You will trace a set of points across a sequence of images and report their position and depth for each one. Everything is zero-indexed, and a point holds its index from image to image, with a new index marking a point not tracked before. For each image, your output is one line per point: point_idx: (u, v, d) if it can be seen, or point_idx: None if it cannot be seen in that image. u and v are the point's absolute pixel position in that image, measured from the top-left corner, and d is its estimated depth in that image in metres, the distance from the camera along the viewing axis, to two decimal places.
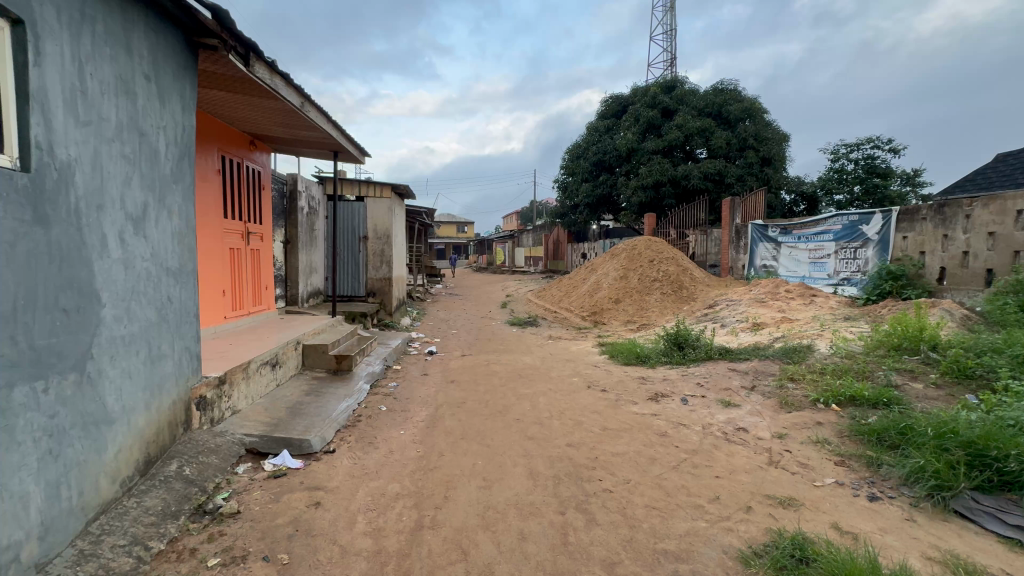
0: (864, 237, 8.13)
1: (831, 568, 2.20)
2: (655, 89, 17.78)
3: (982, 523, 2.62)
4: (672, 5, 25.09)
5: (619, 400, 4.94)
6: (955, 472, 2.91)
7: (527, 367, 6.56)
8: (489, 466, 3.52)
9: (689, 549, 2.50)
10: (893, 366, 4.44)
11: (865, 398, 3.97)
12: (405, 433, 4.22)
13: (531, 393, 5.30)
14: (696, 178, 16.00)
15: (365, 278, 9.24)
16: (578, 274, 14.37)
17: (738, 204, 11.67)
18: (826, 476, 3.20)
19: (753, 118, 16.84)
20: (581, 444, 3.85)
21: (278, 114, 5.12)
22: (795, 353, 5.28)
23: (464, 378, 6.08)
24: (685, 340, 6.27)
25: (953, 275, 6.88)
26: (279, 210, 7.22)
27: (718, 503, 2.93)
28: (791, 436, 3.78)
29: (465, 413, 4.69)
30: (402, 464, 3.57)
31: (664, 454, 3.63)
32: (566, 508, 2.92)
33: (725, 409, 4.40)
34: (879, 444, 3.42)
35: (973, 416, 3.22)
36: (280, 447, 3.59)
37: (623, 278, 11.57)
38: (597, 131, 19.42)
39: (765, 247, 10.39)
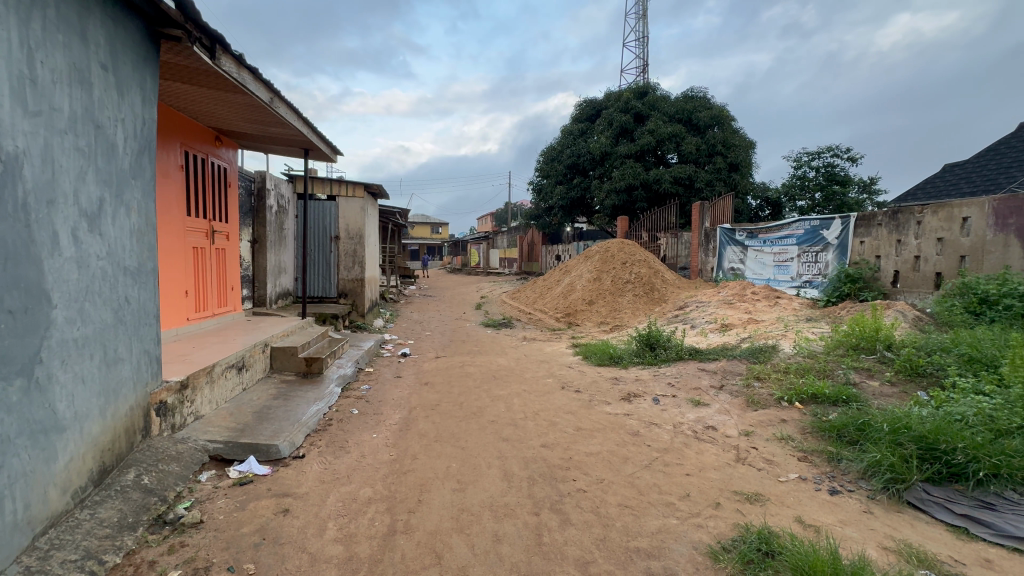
0: (825, 241, 8.48)
1: (795, 560, 2.27)
2: (628, 95, 18.11)
3: (933, 513, 2.78)
4: (644, 13, 25.64)
5: (593, 401, 4.99)
6: (908, 465, 3.06)
7: (502, 368, 6.55)
8: (464, 468, 3.50)
9: (660, 546, 2.54)
10: (851, 364, 4.65)
11: (826, 396, 4.14)
12: (378, 436, 4.15)
13: (506, 395, 5.30)
14: (667, 182, 16.36)
15: (336, 279, 9.05)
16: (553, 275, 14.46)
17: (707, 208, 11.99)
18: (790, 471, 3.32)
19: (722, 125, 17.34)
20: (556, 444, 3.87)
21: (245, 109, 4.96)
22: (761, 353, 5.45)
23: (438, 380, 6.03)
24: (657, 340, 6.38)
25: (906, 278, 7.25)
26: (246, 209, 7.00)
27: (689, 500, 2.99)
28: (757, 433, 3.91)
29: (439, 416, 4.65)
30: (375, 468, 3.51)
31: (636, 453, 3.68)
32: (540, 509, 2.93)
33: (695, 408, 4.51)
34: (839, 440, 3.57)
35: (924, 412, 3.40)
36: (246, 453, 3.46)
37: (596, 279, 11.70)
38: (571, 134, 19.62)
39: (732, 250, 10.72)
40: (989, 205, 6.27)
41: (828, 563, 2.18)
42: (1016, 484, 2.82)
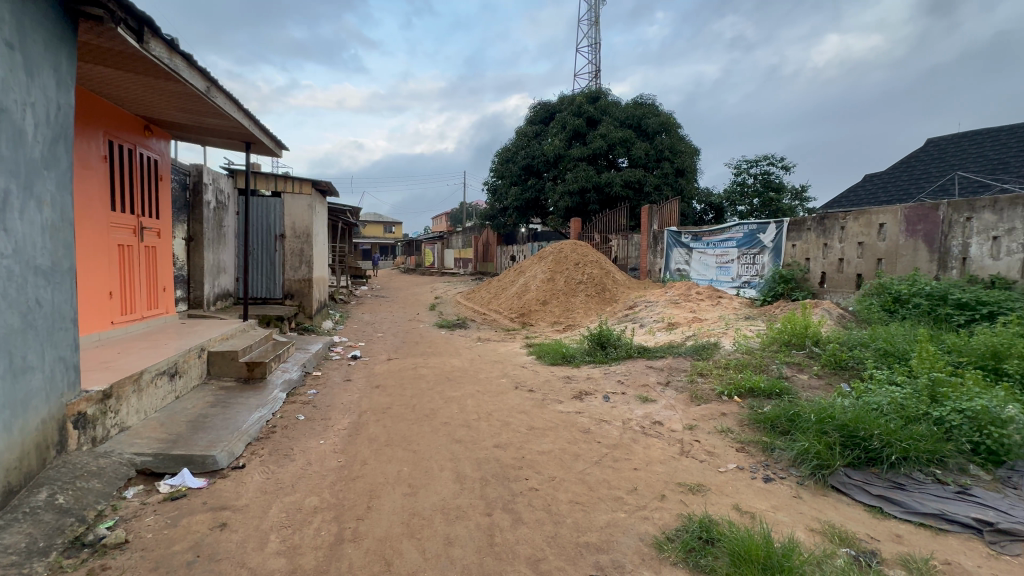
0: (761, 244, 9.03)
1: (732, 546, 2.40)
2: (581, 99, 18.48)
3: (853, 495, 3.03)
4: (597, 19, 26.27)
5: (545, 399, 5.06)
6: (831, 451, 3.31)
7: (455, 370, 6.49)
8: (416, 472, 3.44)
9: (609, 540, 2.62)
10: (784, 359, 4.98)
11: (761, 389, 4.41)
12: (325, 442, 4.00)
13: (459, 396, 5.25)
14: (618, 185, 16.85)
15: (282, 279, 8.64)
16: (507, 276, 14.52)
17: (655, 212, 12.44)
18: (728, 462, 3.51)
19: (669, 132, 18.04)
20: (509, 444, 3.89)
21: (179, 98, 4.64)
22: (704, 350, 5.72)
23: (389, 382, 5.88)
24: (607, 339, 6.54)
25: (832, 279, 7.85)
26: (180, 204, 6.55)
27: (636, 493, 3.09)
28: (700, 427, 4.10)
29: (391, 419, 4.55)
30: (323, 476, 3.38)
31: (587, 450, 3.77)
32: (492, 509, 2.93)
33: (643, 404, 4.67)
34: (772, 430, 3.80)
35: (846, 402, 3.68)
36: (179, 466, 3.24)
37: (550, 280, 11.85)
38: (525, 136, 19.79)
39: (679, 252, 11.19)
40: (901, 212, 6.91)
41: (762, 546, 2.33)
42: (922, 466, 3.14)
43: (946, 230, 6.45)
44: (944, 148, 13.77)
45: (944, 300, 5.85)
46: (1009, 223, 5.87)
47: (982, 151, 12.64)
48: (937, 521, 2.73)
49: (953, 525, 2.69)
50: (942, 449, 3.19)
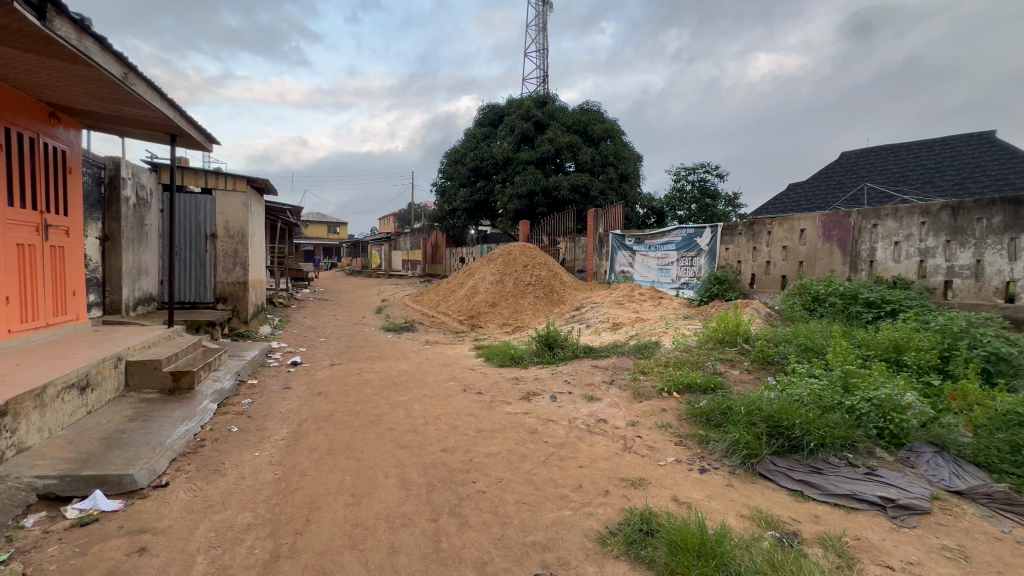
0: (698, 247, 9.54)
1: (670, 537, 2.51)
2: (529, 103, 18.74)
3: (777, 481, 3.26)
4: (545, 26, 26.75)
5: (493, 401, 5.07)
6: (759, 441, 3.54)
7: (402, 374, 6.35)
8: (359, 481, 3.33)
9: (554, 537, 2.66)
10: (718, 356, 5.28)
11: (698, 385, 4.65)
12: (260, 454, 3.78)
13: (406, 400, 5.15)
14: (565, 189, 17.21)
15: (212, 282, 8.09)
16: (456, 278, 14.41)
17: (600, 215, 12.81)
18: (668, 455, 3.67)
19: (614, 138, 18.63)
20: (456, 448, 3.85)
21: (93, 85, 4.26)
22: (645, 349, 5.94)
23: (332, 389, 5.64)
24: (555, 340, 6.64)
25: (760, 280, 8.43)
26: (93, 199, 5.97)
27: (581, 490, 3.16)
28: (642, 422, 4.26)
29: (333, 427, 4.37)
30: (257, 490, 3.20)
31: (533, 450, 3.81)
32: (439, 514, 2.89)
33: (589, 403, 4.79)
34: (707, 423, 4.01)
35: (772, 394, 3.95)
36: (90, 487, 2.95)
37: (499, 281, 11.89)
38: (474, 138, 19.79)
39: (623, 254, 11.59)
40: (819, 219, 7.55)
41: (696, 534, 2.44)
42: (836, 451, 3.43)
43: (857, 235, 7.10)
44: (855, 161, 15.16)
45: (855, 299, 6.44)
46: (908, 230, 6.56)
47: (886, 165, 14.06)
48: (849, 501, 2.99)
49: (862, 504, 2.96)
50: (853, 435, 3.49)
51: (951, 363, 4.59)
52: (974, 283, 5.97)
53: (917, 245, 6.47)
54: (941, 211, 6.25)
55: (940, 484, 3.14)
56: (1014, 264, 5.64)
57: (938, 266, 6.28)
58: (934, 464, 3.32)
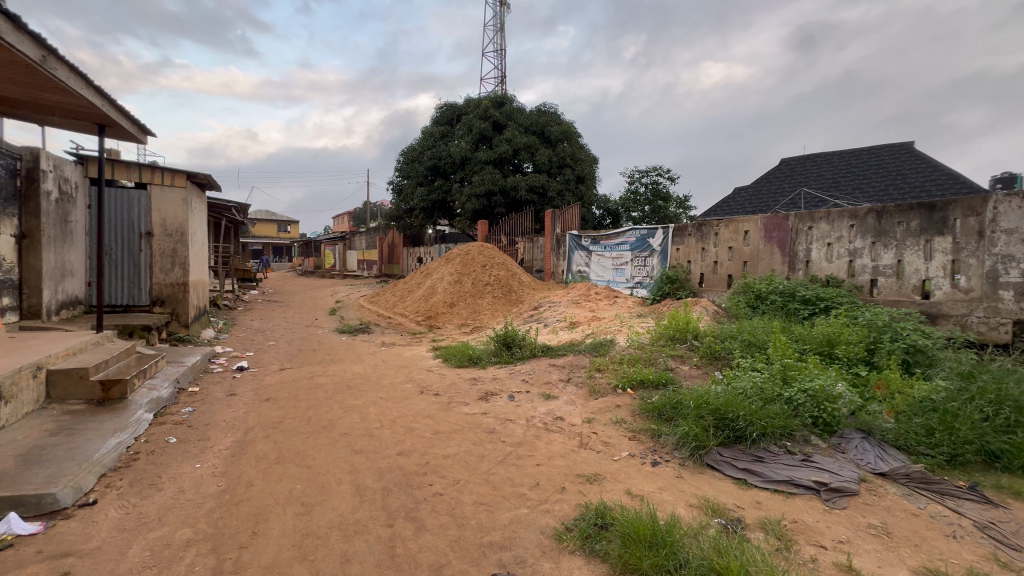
0: (650, 248, 9.85)
1: (623, 529, 2.57)
2: (487, 103, 18.73)
3: (723, 470, 3.43)
4: (502, 27, 26.83)
5: (451, 402, 5.02)
6: (707, 433, 3.70)
7: (356, 377, 6.18)
8: (310, 489, 3.21)
9: (511, 537, 2.67)
10: (669, 353, 5.47)
11: (650, 381, 4.79)
12: (202, 465, 3.57)
13: (360, 404, 5.01)
14: (523, 190, 17.32)
15: (148, 283, 7.55)
16: (413, 278, 14.18)
17: (557, 216, 12.98)
18: (622, 450, 3.77)
19: (571, 140, 18.91)
20: (412, 451, 3.79)
21: (6, 68, 3.88)
22: (601, 347, 6.08)
23: (282, 395, 5.41)
24: (513, 340, 6.67)
25: (708, 279, 8.81)
26: (6, 193, 5.43)
27: (538, 488, 3.19)
28: (597, 419, 4.36)
29: (283, 434, 4.19)
30: (198, 504, 3.02)
31: (491, 450, 3.81)
32: (394, 519, 2.83)
33: (546, 401, 4.85)
34: (658, 417, 4.15)
35: (718, 388, 4.13)
36: (4, 510, 2.69)
37: (457, 281, 11.80)
38: (432, 136, 19.57)
39: (580, 255, 11.80)
40: (761, 221, 7.99)
41: (648, 525, 2.52)
42: (776, 440, 3.63)
43: (794, 237, 7.57)
44: (792, 166, 16.13)
45: (793, 297, 6.86)
46: (839, 232, 7.05)
47: (820, 171, 15.05)
48: (787, 487, 3.19)
49: (799, 488, 3.16)
50: (791, 424, 3.72)
51: (876, 355, 4.98)
52: (896, 282, 6.50)
53: (847, 246, 6.97)
54: (867, 215, 6.77)
55: (866, 467, 3.41)
56: (929, 264, 6.20)
57: (865, 266, 6.79)
58: (862, 449, 3.59)
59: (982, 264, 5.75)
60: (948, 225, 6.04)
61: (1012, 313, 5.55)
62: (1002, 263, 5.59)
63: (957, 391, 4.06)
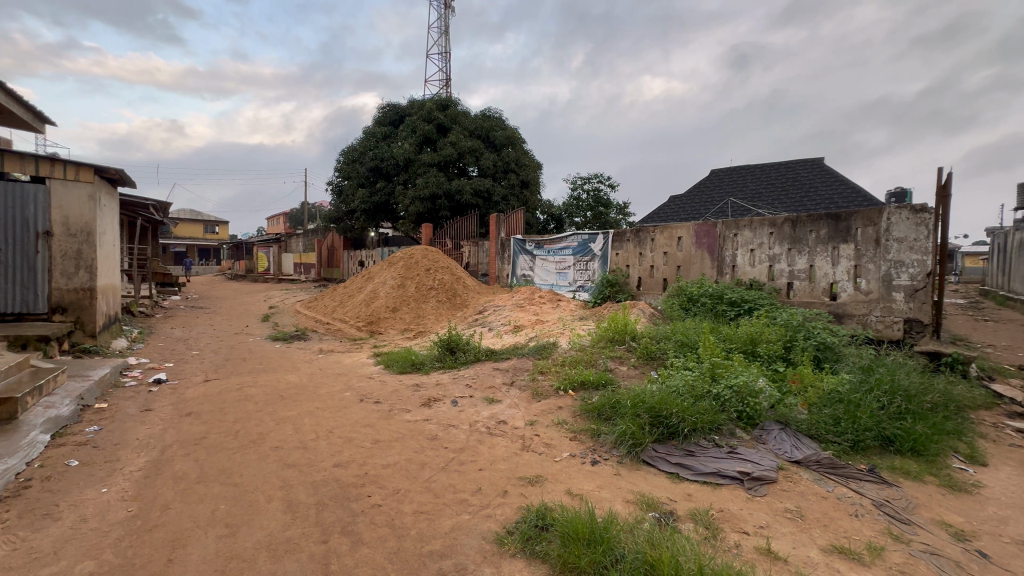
0: (592, 252, 10.15)
1: (563, 528, 2.62)
2: (431, 105, 18.54)
3: (657, 466, 3.59)
4: (446, 29, 26.67)
5: (393, 410, 4.89)
6: (643, 431, 3.85)
7: (290, 387, 5.86)
8: (236, 508, 3.00)
9: (451, 544, 2.64)
10: (609, 354, 5.65)
11: (591, 382, 4.92)
12: (109, 490, 3.24)
13: (294, 415, 4.76)
14: (468, 194, 17.25)
15: (46, 288, 6.75)
16: (354, 282, 13.69)
17: (502, 220, 13.03)
18: (563, 451, 3.84)
19: (515, 146, 19.11)
20: (350, 461, 3.65)
21: None
22: (544, 350, 6.17)
23: (206, 408, 5.02)
24: (456, 344, 6.61)
25: (646, 282, 9.21)
26: None
27: (480, 493, 3.17)
28: (540, 421, 4.41)
29: (206, 451, 3.89)
30: (104, 532, 2.73)
31: (433, 457, 3.75)
32: (329, 535, 2.71)
33: (489, 405, 4.84)
34: (598, 417, 4.26)
35: (654, 387, 4.31)
36: None
37: (400, 285, 11.53)
38: (374, 136, 19.08)
39: (524, 259, 11.94)
40: (692, 228, 8.47)
41: (586, 523, 2.58)
42: (705, 434, 3.85)
43: (722, 243, 8.08)
44: (721, 175, 17.24)
45: (721, 298, 7.32)
46: (760, 239, 7.61)
47: (744, 181, 16.19)
48: (714, 478, 3.39)
49: (725, 479, 3.37)
50: (719, 419, 3.95)
51: (793, 352, 5.42)
52: (809, 285, 7.12)
53: (768, 251, 7.53)
54: (784, 223, 7.37)
55: (784, 456, 3.69)
56: (836, 269, 6.86)
57: (782, 270, 7.37)
58: (780, 439, 3.90)
59: (879, 268, 6.47)
60: (851, 233, 6.72)
61: (903, 312, 6.34)
62: (895, 268, 6.35)
63: (859, 383, 4.52)
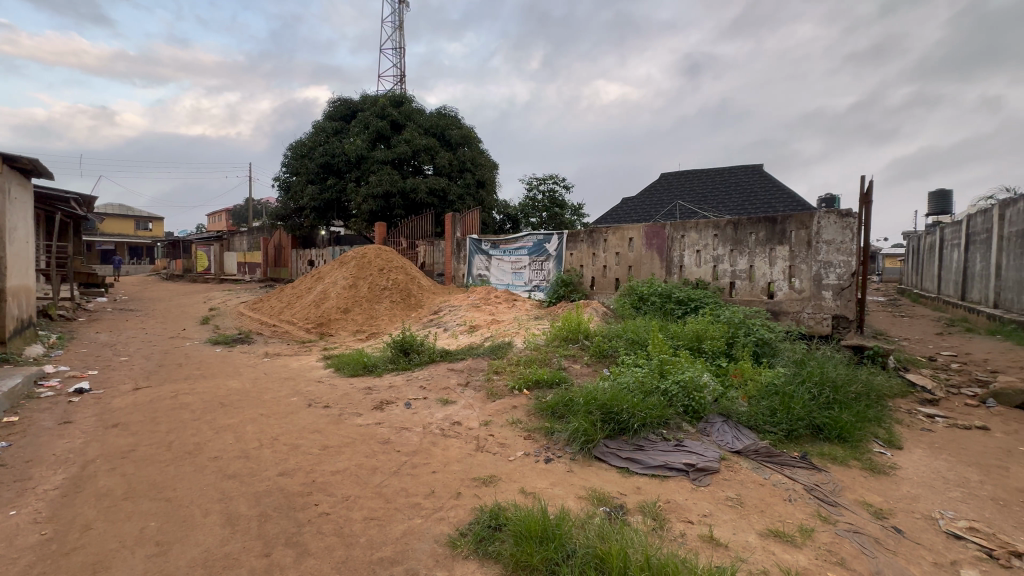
0: (547, 252, 10.26)
1: (516, 527, 2.63)
2: (384, 101, 18.14)
3: (609, 461, 3.67)
4: (401, 24, 26.14)
5: (343, 414, 4.73)
6: (595, 427, 3.93)
7: (231, 393, 5.54)
8: (168, 524, 2.80)
9: (403, 550, 2.58)
10: (563, 353, 5.73)
11: (545, 380, 4.97)
12: (19, 512, 2.93)
13: (235, 423, 4.50)
14: (423, 192, 16.99)
15: None
16: (302, 282, 13.15)
17: (458, 220, 12.92)
18: (517, 450, 3.86)
19: (471, 145, 19.04)
20: (296, 469, 3.50)
21: None
22: (499, 350, 6.17)
23: (135, 419, 4.65)
24: (410, 345, 6.49)
25: (599, 282, 9.41)
26: None
27: (433, 496, 3.13)
28: (494, 421, 4.41)
29: (135, 464, 3.61)
30: (12, 560, 2.47)
31: (385, 461, 3.65)
32: (272, 548, 2.59)
33: (443, 407, 4.79)
34: (552, 416, 4.31)
35: (606, 384, 4.41)
36: None
37: (352, 285, 11.19)
38: (324, 132, 18.43)
39: (480, 259, 11.91)
40: (643, 230, 8.74)
41: (539, 521, 2.60)
42: (653, 429, 3.98)
43: (670, 244, 8.39)
44: (670, 179, 17.93)
45: (670, 297, 7.60)
46: (705, 241, 7.97)
47: (691, 185, 16.90)
48: (662, 471, 3.51)
49: (671, 471, 3.50)
50: (666, 414, 4.10)
51: (734, 347, 5.72)
52: (749, 284, 7.53)
53: (712, 252, 7.90)
54: (726, 226, 7.75)
55: (726, 447, 3.88)
56: (773, 269, 7.29)
57: (725, 270, 7.76)
58: (722, 431, 4.09)
59: (810, 269, 6.96)
60: (786, 236, 7.18)
61: (832, 309, 6.86)
62: (824, 268, 6.86)
63: (793, 375, 4.84)
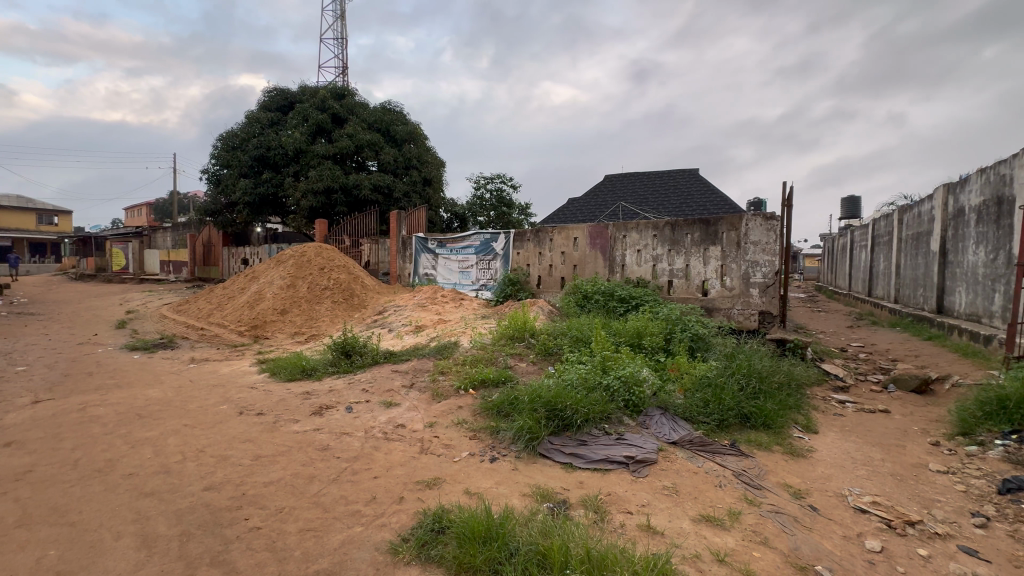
0: (494, 251, 10.26)
1: (460, 530, 2.59)
2: (325, 93, 17.42)
3: (553, 457, 3.73)
4: (343, 14, 25.12)
5: (278, 421, 4.48)
6: (539, 425, 3.98)
7: (151, 403, 5.09)
8: (72, 552, 2.53)
9: (341, 560, 2.49)
10: (509, 352, 5.75)
11: (491, 380, 4.96)
12: None
13: (154, 436, 4.14)
14: (367, 189, 16.47)
15: None
16: (235, 282, 12.34)
17: (404, 217, 12.63)
18: (462, 451, 3.82)
19: (417, 142, 18.69)
20: (224, 482, 3.27)
21: None
22: (445, 350, 6.09)
23: (33, 436, 4.16)
24: (353, 347, 6.26)
25: (545, 281, 9.53)
26: None
27: (374, 502, 3.03)
28: (439, 422, 4.34)
29: (32, 487, 3.22)
30: None
31: (323, 469, 3.50)
32: (195, 569, 2.40)
33: (387, 410, 4.65)
34: (498, 415, 4.30)
35: (550, 381, 4.48)
36: None
37: (290, 285, 10.65)
38: (258, 123, 17.40)
39: (426, 258, 11.71)
40: (587, 230, 8.94)
41: (482, 522, 2.58)
42: (596, 423, 4.10)
43: (613, 244, 8.65)
44: (613, 181, 18.49)
45: (613, 295, 7.84)
46: (645, 241, 8.29)
47: (633, 187, 17.53)
48: (604, 464, 3.61)
49: (613, 464, 3.61)
50: (608, 409, 4.23)
51: (671, 343, 5.99)
52: (685, 282, 7.92)
53: (652, 252, 8.24)
54: (665, 226, 8.11)
55: (663, 438, 4.06)
56: (707, 268, 7.72)
57: (664, 269, 8.11)
58: (660, 423, 4.27)
59: (740, 268, 7.44)
60: (718, 236, 7.62)
61: (758, 305, 7.36)
62: (752, 267, 7.36)
63: (724, 368, 5.14)
